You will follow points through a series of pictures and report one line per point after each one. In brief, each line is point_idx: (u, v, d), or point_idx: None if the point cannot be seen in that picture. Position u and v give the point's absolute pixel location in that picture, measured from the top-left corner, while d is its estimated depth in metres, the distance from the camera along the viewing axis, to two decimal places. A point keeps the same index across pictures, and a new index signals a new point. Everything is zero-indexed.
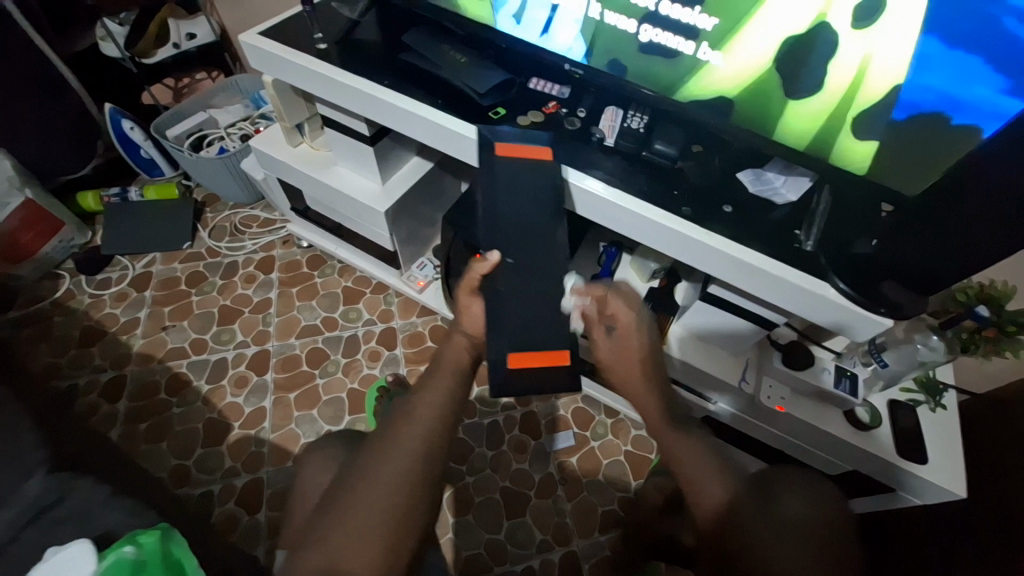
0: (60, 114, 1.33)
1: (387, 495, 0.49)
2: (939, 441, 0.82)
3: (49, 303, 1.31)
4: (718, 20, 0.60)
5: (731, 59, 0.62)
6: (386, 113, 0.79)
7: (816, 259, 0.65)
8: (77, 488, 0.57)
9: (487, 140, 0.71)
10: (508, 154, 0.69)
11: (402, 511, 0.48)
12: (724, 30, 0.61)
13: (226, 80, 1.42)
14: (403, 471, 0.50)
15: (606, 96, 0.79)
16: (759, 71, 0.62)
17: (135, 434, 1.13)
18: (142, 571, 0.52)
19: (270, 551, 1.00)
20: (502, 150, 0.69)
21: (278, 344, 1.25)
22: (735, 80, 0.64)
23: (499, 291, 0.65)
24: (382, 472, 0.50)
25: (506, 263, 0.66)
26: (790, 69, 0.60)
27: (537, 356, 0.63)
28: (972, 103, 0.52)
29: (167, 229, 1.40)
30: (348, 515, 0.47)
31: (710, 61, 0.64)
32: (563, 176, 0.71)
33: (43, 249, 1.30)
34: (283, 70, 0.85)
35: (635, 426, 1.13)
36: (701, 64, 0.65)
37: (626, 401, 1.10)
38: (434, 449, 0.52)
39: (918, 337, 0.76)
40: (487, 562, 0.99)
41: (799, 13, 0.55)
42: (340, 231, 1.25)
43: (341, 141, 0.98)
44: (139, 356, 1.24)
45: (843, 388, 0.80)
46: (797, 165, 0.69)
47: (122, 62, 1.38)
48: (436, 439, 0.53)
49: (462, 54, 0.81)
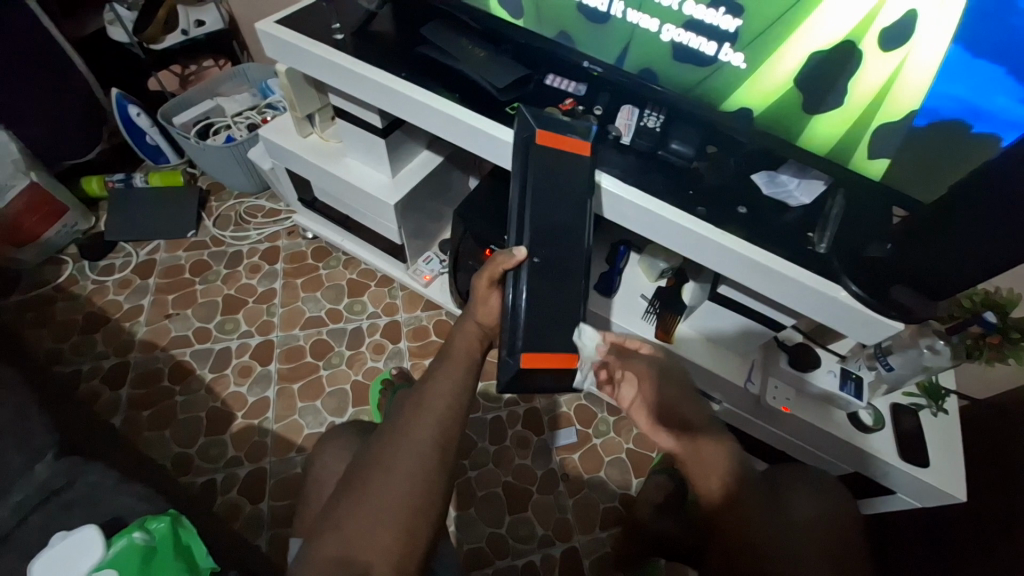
0: (65, 97, 1.32)
1: (404, 486, 0.49)
2: (941, 445, 0.83)
3: (52, 288, 1.31)
4: (742, 22, 0.60)
5: (754, 62, 0.63)
6: (402, 105, 0.78)
7: (829, 262, 0.65)
8: (88, 472, 0.57)
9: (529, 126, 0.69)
10: (547, 143, 0.68)
11: (417, 501, 0.48)
12: (747, 33, 0.61)
13: (234, 68, 1.41)
14: (418, 464, 0.50)
15: (622, 95, 0.79)
16: (784, 82, 0.62)
17: (138, 421, 1.13)
18: (153, 557, 0.52)
19: (271, 541, 1.00)
20: (542, 138, 0.68)
21: (282, 335, 1.24)
22: (758, 89, 0.65)
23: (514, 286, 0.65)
24: (396, 463, 0.50)
25: (530, 261, 0.66)
26: (813, 72, 0.60)
27: (547, 358, 0.65)
28: (993, 112, 0.52)
29: (171, 216, 1.39)
30: (364, 505, 0.47)
31: (731, 62, 0.64)
32: (597, 180, 0.70)
33: (46, 234, 1.29)
34: (299, 59, 0.84)
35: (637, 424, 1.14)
36: (723, 66, 0.65)
37: None
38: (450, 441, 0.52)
39: (924, 341, 0.75)
40: (488, 556, 1.00)
41: (826, 30, 0.56)
42: (347, 222, 1.24)
43: (352, 132, 0.97)
44: (142, 343, 1.23)
45: (849, 390, 0.81)
46: (811, 168, 0.69)
47: (131, 47, 1.36)
48: (452, 431, 0.54)
49: (480, 48, 0.81)
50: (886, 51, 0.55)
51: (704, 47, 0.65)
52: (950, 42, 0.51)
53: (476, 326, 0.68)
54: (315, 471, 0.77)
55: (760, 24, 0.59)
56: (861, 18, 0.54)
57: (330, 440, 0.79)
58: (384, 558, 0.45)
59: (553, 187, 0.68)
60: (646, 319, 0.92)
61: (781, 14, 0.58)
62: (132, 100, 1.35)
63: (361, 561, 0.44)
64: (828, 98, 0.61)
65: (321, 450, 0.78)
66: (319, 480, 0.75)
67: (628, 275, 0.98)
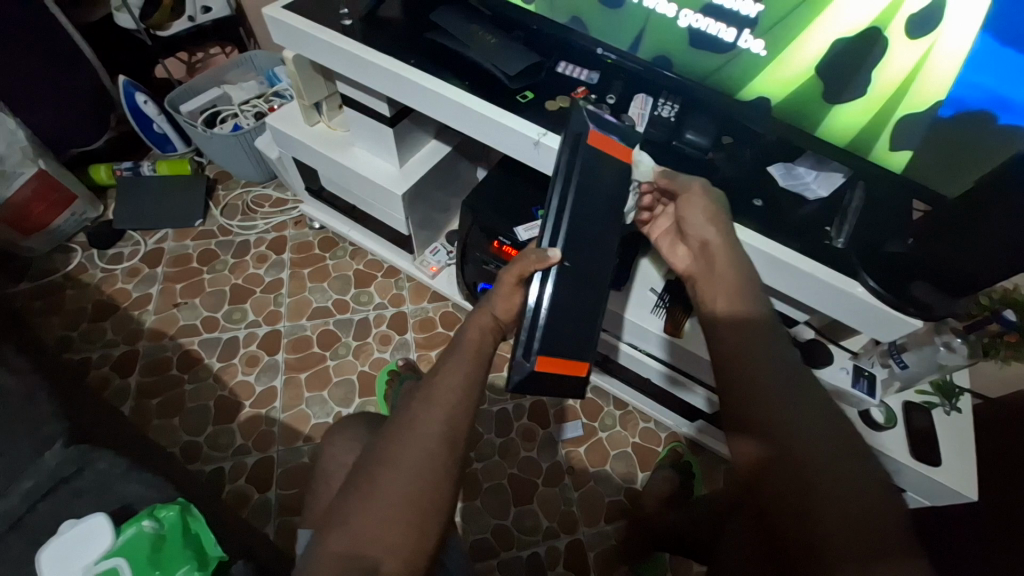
0: (73, 85, 1.31)
1: (412, 482, 0.48)
2: (955, 444, 0.81)
3: (62, 276, 1.31)
4: (763, 7, 0.58)
5: (774, 49, 0.61)
6: (411, 93, 0.77)
7: (847, 257, 0.63)
8: (97, 460, 0.58)
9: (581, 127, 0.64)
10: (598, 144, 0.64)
11: (426, 497, 0.48)
12: (768, 18, 0.59)
13: (240, 56, 1.39)
14: (427, 459, 0.50)
15: (636, 83, 0.77)
16: (805, 70, 0.61)
17: (147, 409, 1.14)
18: (163, 545, 0.53)
19: (279, 529, 1.01)
20: (594, 138, 0.64)
21: (289, 324, 1.25)
22: (777, 76, 0.63)
23: (538, 285, 0.62)
24: (404, 458, 0.49)
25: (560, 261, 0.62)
26: (835, 60, 0.58)
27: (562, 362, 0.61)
28: (1021, 103, 0.50)
29: (179, 205, 1.39)
30: (372, 499, 0.47)
31: (751, 49, 0.62)
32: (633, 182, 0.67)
33: (55, 222, 1.30)
34: (307, 45, 0.83)
35: (644, 418, 1.14)
36: (742, 53, 0.63)
37: (636, 392, 1.10)
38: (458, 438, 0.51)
39: (941, 338, 0.74)
40: (493, 546, 1.00)
41: (852, 15, 0.54)
42: (354, 213, 1.24)
43: (359, 120, 0.96)
44: (150, 332, 1.24)
45: (861, 387, 0.79)
46: (830, 160, 0.68)
47: (137, 34, 1.36)
48: (460, 427, 0.53)
49: (491, 34, 0.79)
50: (912, 39, 0.53)
51: (723, 34, 0.63)
52: (978, 30, 0.50)
53: (492, 320, 0.63)
54: (323, 461, 0.77)
55: (781, 9, 0.58)
56: (887, 4, 0.52)
57: (338, 431, 0.79)
58: (392, 554, 0.45)
59: (588, 173, 0.63)
60: (656, 313, 0.91)
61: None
62: (139, 88, 1.34)
63: (370, 556, 0.44)
64: (849, 88, 0.59)
65: (329, 441, 0.78)
66: (327, 470, 0.75)
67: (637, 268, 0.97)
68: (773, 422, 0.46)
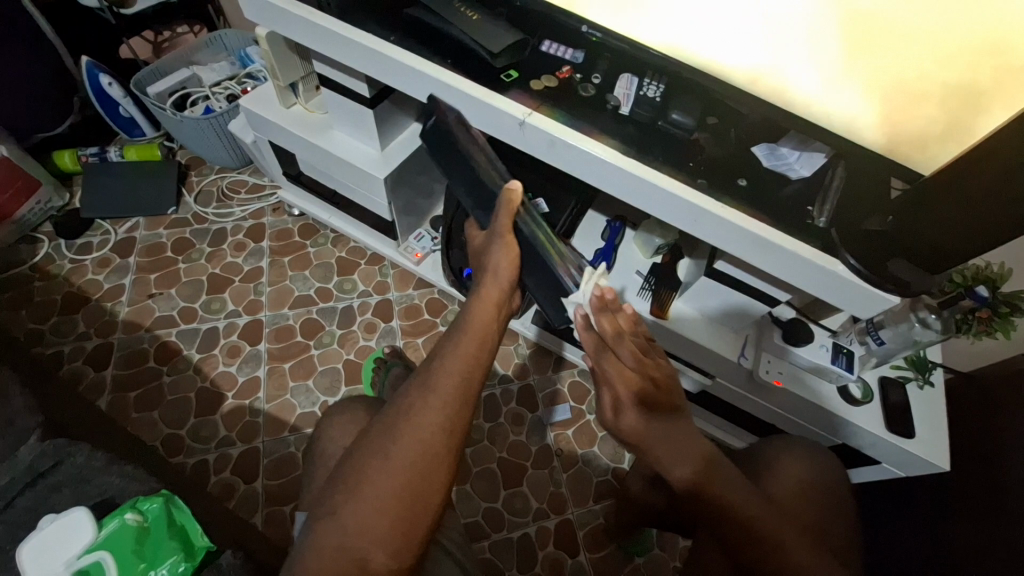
0: (28, 64, 1.24)
1: (401, 477, 0.47)
2: (926, 416, 0.84)
3: (28, 268, 1.26)
4: (778, 27, 0.56)
5: (782, 67, 0.59)
6: (391, 71, 0.74)
7: (827, 234, 0.64)
8: (74, 454, 0.56)
9: (500, 108, 0.70)
10: (537, 119, 0.69)
11: (416, 492, 0.47)
12: (780, 35, 0.57)
13: (210, 35, 1.33)
14: (414, 455, 0.48)
15: (621, 62, 0.76)
16: (816, 86, 0.58)
17: (125, 402, 1.11)
18: (144, 540, 0.51)
19: (267, 518, 1.00)
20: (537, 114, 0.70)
21: (271, 314, 1.22)
22: (787, 89, 0.59)
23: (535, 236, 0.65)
24: (392, 454, 0.48)
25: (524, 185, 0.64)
26: (846, 81, 0.56)
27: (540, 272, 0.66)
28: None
29: (152, 192, 1.34)
30: (359, 498, 0.46)
31: (763, 61, 0.59)
32: (566, 139, 0.68)
33: (18, 211, 1.24)
34: (282, 22, 0.78)
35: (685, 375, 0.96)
36: (753, 64, 0.60)
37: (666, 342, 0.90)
38: (457, 427, 0.50)
39: (916, 315, 0.77)
40: (485, 529, 1.01)
41: (862, 38, 0.53)
42: (335, 198, 1.21)
43: (338, 102, 0.93)
44: (125, 323, 1.20)
45: (840, 363, 0.82)
46: (813, 139, 0.67)
47: (99, 12, 1.29)
48: (464, 419, 0.51)
49: (471, 9, 0.75)
50: (910, 86, 0.53)
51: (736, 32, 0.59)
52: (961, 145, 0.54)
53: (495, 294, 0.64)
54: (315, 449, 0.76)
55: (787, 80, 0.59)
56: (891, 78, 0.54)
57: (332, 417, 0.78)
58: (377, 547, 0.45)
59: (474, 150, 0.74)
60: (641, 296, 0.92)
61: (811, 47, 0.56)
62: (103, 69, 1.27)
63: (358, 548, 0.45)
64: (857, 105, 0.57)
65: (323, 426, 0.78)
66: (319, 457, 0.74)
67: (623, 251, 0.99)
68: (800, 461, 0.68)
